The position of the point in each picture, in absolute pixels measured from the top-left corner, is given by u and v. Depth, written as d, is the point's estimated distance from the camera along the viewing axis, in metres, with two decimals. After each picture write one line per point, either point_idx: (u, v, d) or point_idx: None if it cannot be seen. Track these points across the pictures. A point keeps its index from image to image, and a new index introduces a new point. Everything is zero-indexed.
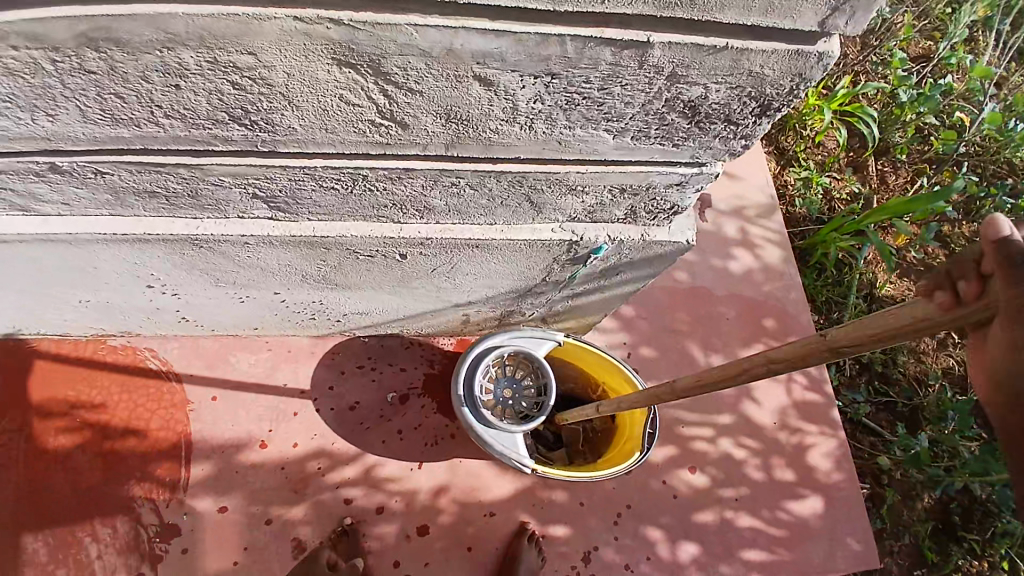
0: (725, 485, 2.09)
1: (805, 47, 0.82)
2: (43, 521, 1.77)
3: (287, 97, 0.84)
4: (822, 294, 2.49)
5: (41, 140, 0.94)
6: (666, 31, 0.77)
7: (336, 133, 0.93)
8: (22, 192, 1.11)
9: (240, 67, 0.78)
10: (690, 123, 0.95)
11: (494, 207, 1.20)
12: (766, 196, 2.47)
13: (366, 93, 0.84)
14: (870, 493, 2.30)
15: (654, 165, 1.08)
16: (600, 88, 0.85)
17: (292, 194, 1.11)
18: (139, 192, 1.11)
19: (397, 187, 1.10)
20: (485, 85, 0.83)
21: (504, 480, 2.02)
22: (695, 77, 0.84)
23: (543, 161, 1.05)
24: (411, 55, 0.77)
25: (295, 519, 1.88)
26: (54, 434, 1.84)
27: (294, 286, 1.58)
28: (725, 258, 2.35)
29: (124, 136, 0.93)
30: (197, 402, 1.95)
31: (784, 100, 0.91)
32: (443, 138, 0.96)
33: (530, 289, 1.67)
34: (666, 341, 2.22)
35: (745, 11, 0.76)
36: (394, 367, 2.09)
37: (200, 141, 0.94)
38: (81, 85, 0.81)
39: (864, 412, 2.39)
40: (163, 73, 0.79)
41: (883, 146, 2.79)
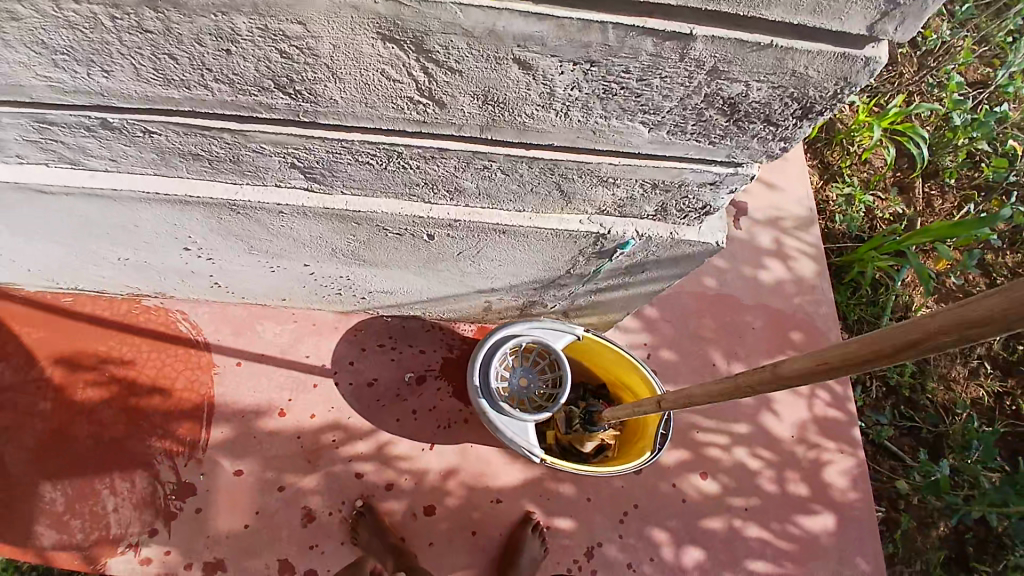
0: (735, 494, 2.07)
1: (852, 51, 0.81)
2: (66, 468, 1.85)
3: (332, 69, 0.86)
4: (854, 313, 2.44)
5: (94, 95, 0.98)
6: (709, 24, 0.77)
7: (377, 109, 0.95)
8: (71, 145, 1.16)
9: (289, 36, 0.80)
10: (728, 120, 0.94)
11: (524, 194, 1.20)
12: (803, 207, 2.42)
13: (409, 71, 0.86)
14: (884, 517, 2.26)
15: (689, 162, 1.07)
16: (639, 79, 0.85)
17: (329, 166, 1.14)
18: (183, 154, 1.15)
19: (431, 167, 1.11)
20: (525, 69, 0.84)
21: (513, 469, 2.03)
22: (736, 73, 0.83)
23: (577, 150, 1.05)
24: (454, 35, 0.78)
25: (308, 487, 1.92)
26: (83, 386, 1.92)
27: (324, 259, 1.61)
28: (755, 266, 2.32)
29: (173, 97, 0.96)
30: (222, 366, 2.00)
31: (826, 104, 0.90)
32: (480, 121, 0.97)
33: (554, 280, 1.68)
34: (688, 345, 2.20)
35: (792, 10, 0.75)
36: (414, 348, 2.12)
37: (245, 108, 0.97)
38: (136, 43, 0.85)
39: (886, 435, 2.34)
40: (214, 37, 0.82)
41: (932, 169, 2.71)
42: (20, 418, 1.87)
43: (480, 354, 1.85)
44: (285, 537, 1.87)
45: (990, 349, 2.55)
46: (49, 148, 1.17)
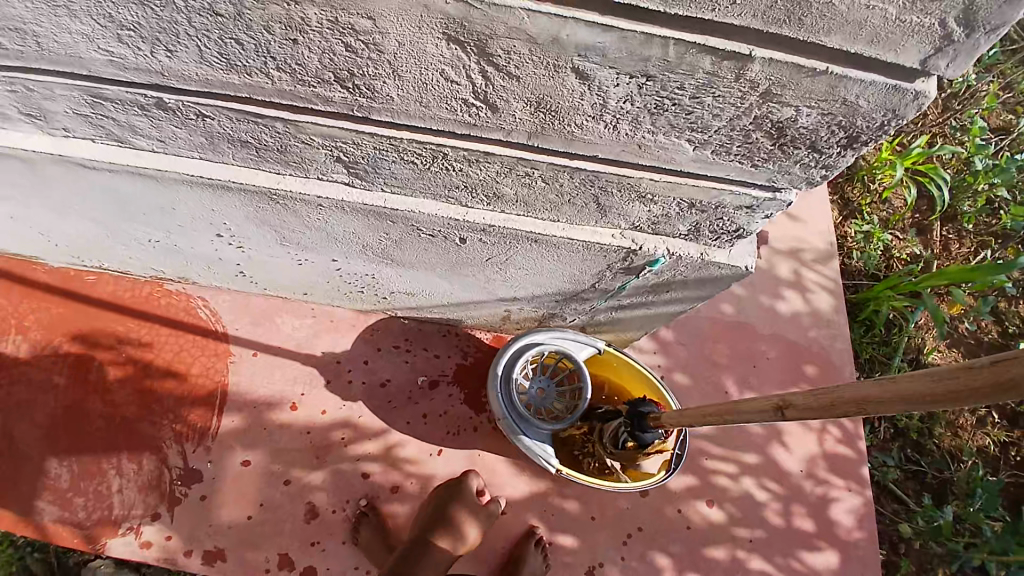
0: (740, 524, 2.05)
1: (903, 84, 0.82)
2: (75, 445, 1.85)
3: (392, 65, 0.88)
4: (866, 350, 2.44)
5: (155, 74, 1.01)
6: (768, 47, 0.79)
7: (429, 108, 0.97)
8: (122, 123, 1.19)
9: (356, 29, 0.83)
10: (773, 144, 0.96)
11: (560, 204, 1.22)
12: (824, 241, 2.42)
13: (467, 72, 0.88)
14: (885, 559, 2.24)
15: (730, 183, 1.08)
16: (692, 96, 0.87)
17: (373, 163, 1.16)
18: (231, 140, 1.17)
19: (473, 169, 1.13)
20: (581, 78, 0.86)
21: (519, 481, 2.02)
22: (788, 97, 0.85)
23: (619, 163, 1.07)
24: (517, 39, 0.80)
25: (314, 484, 1.92)
26: (98, 365, 1.93)
27: (352, 256, 1.63)
28: (774, 297, 2.32)
29: (233, 82, 1.00)
30: (238, 355, 2.01)
31: (872, 134, 0.91)
32: (528, 127, 0.99)
33: (576, 294, 1.69)
34: (701, 371, 2.20)
35: (850, 38, 0.77)
36: (428, 352, 2.12)
37: (302, 98, 1.00)
38: (206, 26, 0.88)
39: (891, 477, 2.32)
40: (284, 25, 0.84)
41: (949, 213, 2.71)
42: (32, 392, 1.89)
43: (502, 361, 1.85)
44: (287, 532, 1.87)
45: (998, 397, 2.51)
46: (100, 124, 1.20)
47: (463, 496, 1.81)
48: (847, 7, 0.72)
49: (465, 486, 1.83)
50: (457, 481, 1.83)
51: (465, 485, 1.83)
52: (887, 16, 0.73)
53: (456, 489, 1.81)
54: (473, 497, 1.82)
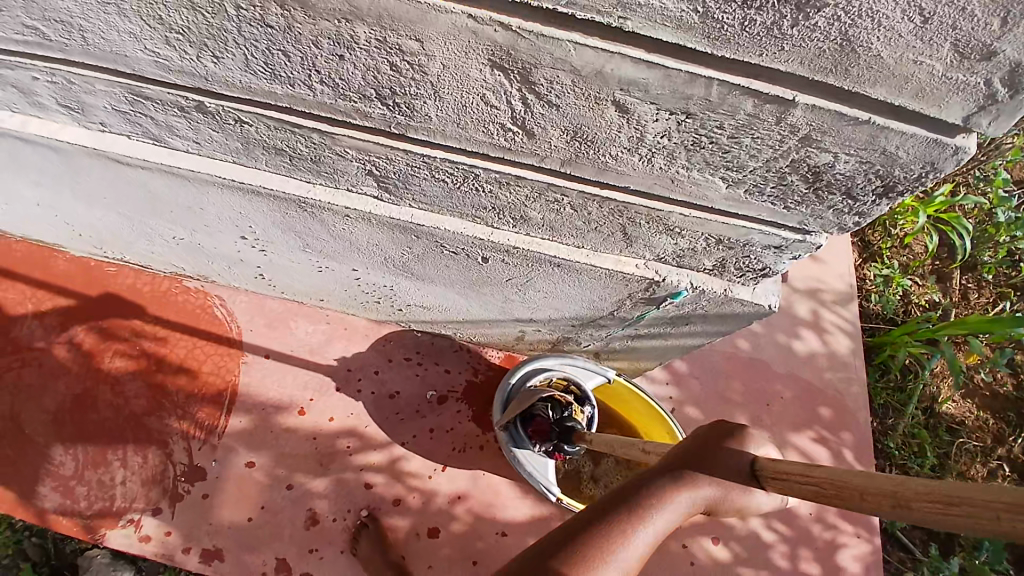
0: (745, 565, 2.01)
1: (943, 138, 0.81)
2: (83, 434, 1.86)
3: (434, 87, 0.90)
4: (880, 396, 2.41)
5: (199, 78, 1.03)
6: (812, 93, 0.79)
7: (466, 130, 0.98)
8: (160, 122, 1.21)
9: (403, 50, 0.84)
10: (808, 188, 0.95)
11: (587, 231, 1.21)
12: (845, 282, 2.40)
13: (507, 97, 0.89)
14: None
15: (760, 223, 1.07)
16: (730, 136, 0.87)
17: (404, 178, 1.17)
18: (267, 147, 1.19)
19: (503, 192, 1.13)
20: (621, 111, 0.87)
21: (522, 504, 2.01)
22: (828, 144, 0.84)
23: (649, 196, 1.06)
24: (561, 70, 0.81)
25: (316, 491, 1.91)
26: (111, 356, 1.94)
27: (373, 267, 1.64)
28: (791, 335, 2.30)
29: (274, 91, 1.01)
30: (251, 357, 2.02)
31: (909, 185, 0.90)
32: (562, 154, 0.99)
33: (594, 320, 1.68)
34: (714, 405, 2.17)
35: (895, 91, 0.76)
36: (439, 367, 2.11)
37: (340, 111, 1.02)
38: (254, 36, 0.89)
39: (899, 525, 2.27)
40: (332, 42, 0.86)
41: (970, 262, 2.68)
42: (44, 378, 1.90)
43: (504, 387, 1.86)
44: (286, 537, 1.86)
45: (1011, 452, 2.46)
46: (139, 122, 1.22)
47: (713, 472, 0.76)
48: (894, 61, 0.72)
49: (717, 466, 0.76)
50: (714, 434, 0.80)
51: (728, 452, 0.77)
52: (933, 72, 0.73)
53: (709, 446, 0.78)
54: (735, 484, 0.76)
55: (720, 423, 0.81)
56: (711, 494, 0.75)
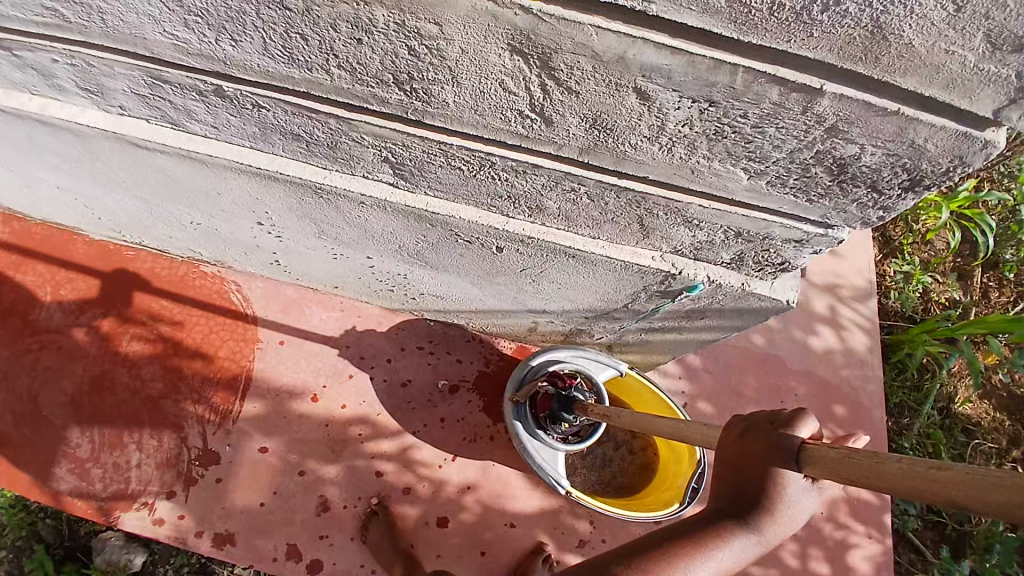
0: (754, 562, 1.99)
1: (972, 131, 0.79)
2: (100, 416, 1.89)
3: (453, 72, 0.89)
4: (896, 395, 2.37)
5: (217, 62, 1.03)
6: (841, 82, 0.77)
7: (484, 116, 0.97)
8: (179, 106, 1.21)
9: (422, 34, 0.83)
10: (832, 180, 0.93)
11: (603, 221, 1.20)
12: (864, 279, 2.36)
13: (526, 84, 0.87)
14: None
15: (782, 216, 1.05)
16: (754, 125, 0.85)
17: (420, 165, 1.16)
18: (283, 132, 1.19)
19: (519, 181, 1.11)
20: (642, 99, 0.85)
21: (532, 495, 2.01)
22: (855, 135, 0.82)
23: (668, 186, 1.05)
24: (582, 56, 0.80)
25: (328, 477, 1.93)
26: (128, 339, 1.96)
27: (387, 255, 1.64)
28: (808, 332, 2.27)
29: (292, 76, 1.01)
30: (266, 342, 2.03)
31: (936, 179, 0.88)
32: (581, 143, 0.98)
33: (608, 312, 1.67)
34: (726, 401, 2.15)
35: (926, 81, 0.74)
36: (451, 356, 2.11)
37: (358, 97, 1.01)
38: (273, 19, 0.88)
39: (912, 526, 2.24)
40: (350, 25, 0.85)
41: (992, 261, 2.63)
42: (62, 360, 1.93)
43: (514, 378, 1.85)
44: (297, 523, 1.88)
45: None
46: (157, 106, 1.23)
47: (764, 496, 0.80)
48: (926, 50, 0.70)
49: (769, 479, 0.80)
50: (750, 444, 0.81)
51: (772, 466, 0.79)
52: (965, 62, 0.70)
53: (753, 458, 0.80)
54: (787, 490, 0.81)
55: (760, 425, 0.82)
56: (770, 514, 0.81)
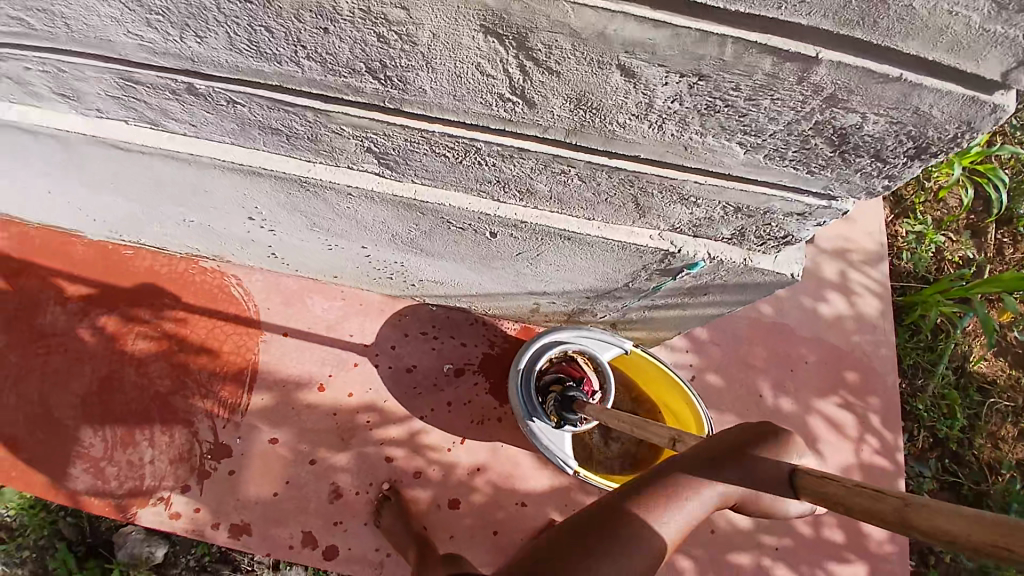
0: (767, 532, 1.99)
1: (981, 95, 0.73)
2: (110, 415, 1.90)
3: (425, 58, 0.84)
4: (910, 357, 2.32)
5: (185, 60, 0.99)
6: (838, 49, 0.71)
7: (463, 102, 0.92)
8: (154, 107, 1.17)
9: (388, 20, 0.78)
10: (833, 151, 0.88)
11: (597, 203, 1.16)
12: (875, 241, 2.30)
13: (504, 66, 0.83)
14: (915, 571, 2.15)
15: (784, 190, 1.00)
16: (747, 98, 0.80)
17: (404, 154, 1.12)
18: (262, 127, 1.15)
19: (507, 165, 1.07)
20: (627, 76, 0.80)
21: (542, 475, 2.01)
22: (855, 103, 0.77)
23: (661, 164, 1.00)
24: (559, 34, 0.75)
25: (339, 464, 1.94)
26: (134, 338, 1.96)
27: (381, 244, 1.61)
28: (818, 298, 2.22)
29: (262, 70, 0.96)
30: (269, 334, 2.02)
31: (943, 146, 0.82)
32: (567, 124, 0.93)
33: (609, 292, 1.63)
34: (735, 372, 2.12)
35: (929, 44, 0.69)
36: (455, 340, 2.10)
37: (331, 88, 0.97)
38: (234, 12, 0.84)
39: (927, 486, 2.22)
40: (314, 14, 0.80)
41: (1006, 215, 2.56)
42: (70, 362, 1.93)
43: (529, 350, 1.83)
44: (311, 511, 1.89)
45: None
46: (133, 107, 1.19)
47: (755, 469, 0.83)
48: (928, 11, 0.64)
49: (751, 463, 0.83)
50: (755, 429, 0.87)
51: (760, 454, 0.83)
52: (970, 23, 0.65)
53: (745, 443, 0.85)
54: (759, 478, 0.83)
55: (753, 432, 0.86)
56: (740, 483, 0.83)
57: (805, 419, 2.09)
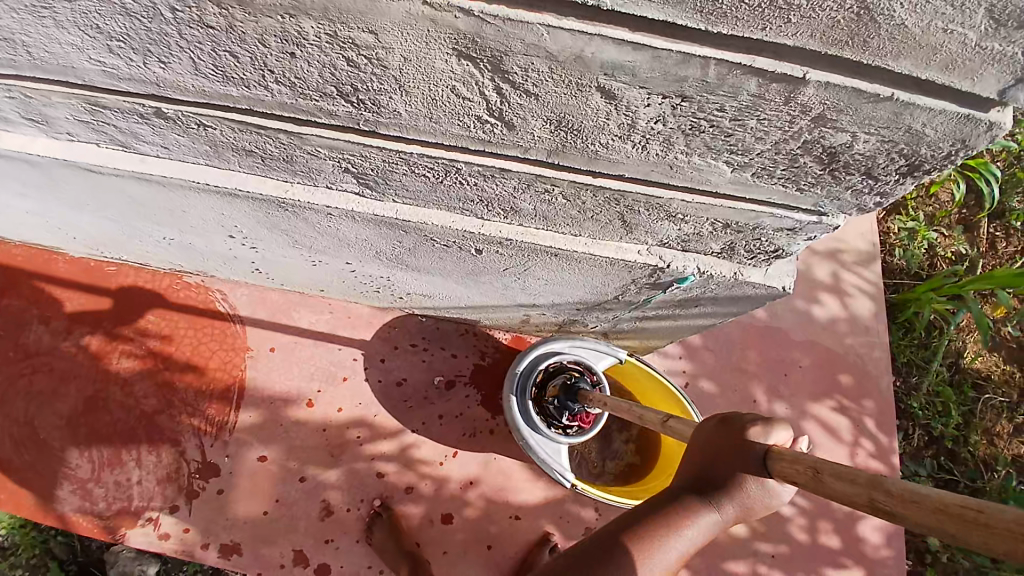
0: (763, 538, 1.96)
1: (975, 114, 0.71)
2: (95, 437, 1.86)
3: (398, 81, 0.81)
4: (905, 353, 2.31)
5: (150, 84, 0.95)
6: (826, 69, 0.68)
7: (440, 124, 0.89)
8: (124, 129, 1.13)
9: (357, 44, 0.75)
10: (823, 169, 0.85)
11: (582, 220, 1.13)
12: (868, 242, 2.28)
13: (480, 89, 0.79)
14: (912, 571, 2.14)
15: (772, 206, 0.98)
16: (733, 118, 0.77)
17: (383, 174, 1.09)
18: (236, 149, 1.11)
19: (489, 185, 1.04)
20: (607, 98, 0.77)
21: (535, 487, 1.98)
22: (845, 123, 0.74)
23: (647, 182, 0.97)
24: (535, 57, 0.72)
25: (329, 481, 1.90)
26: (118, 356, 1.92)
27: (365, 260, 1.57)
28: (812, 301, 2.20)
29: (230, 93, 0.93)
30: (256, 350, 1.98)
31: (937, 164, 0.80)
32: (548, 145, 0.90)
33: (599, 304, 1.60)
34: (729, 377, 2.09)
35: (922, 63, 0.66)
36: (445, 351, 2.06)
37: (303, 111, 0.93)
38: (197, 37, 0.80)
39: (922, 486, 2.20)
40: (280, 39, 0.77)
41: (998, 210, 2.55)
42: (54, 383, 1.89)
43: (530, 355, 1.80)
44: (302, 530, 1.86)
45: None
46: (103, 130, 1.15)
47: (731, 486, 0.83)
48: (921, 30, 0.62)
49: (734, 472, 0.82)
50: (723, 432, 0.84)
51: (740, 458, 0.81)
52: (965, 42, 0.62)
53: (725, 450, 0.83)
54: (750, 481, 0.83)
55: (732, 431, 0.83)
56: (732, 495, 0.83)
57: (800, 424, 2.07)
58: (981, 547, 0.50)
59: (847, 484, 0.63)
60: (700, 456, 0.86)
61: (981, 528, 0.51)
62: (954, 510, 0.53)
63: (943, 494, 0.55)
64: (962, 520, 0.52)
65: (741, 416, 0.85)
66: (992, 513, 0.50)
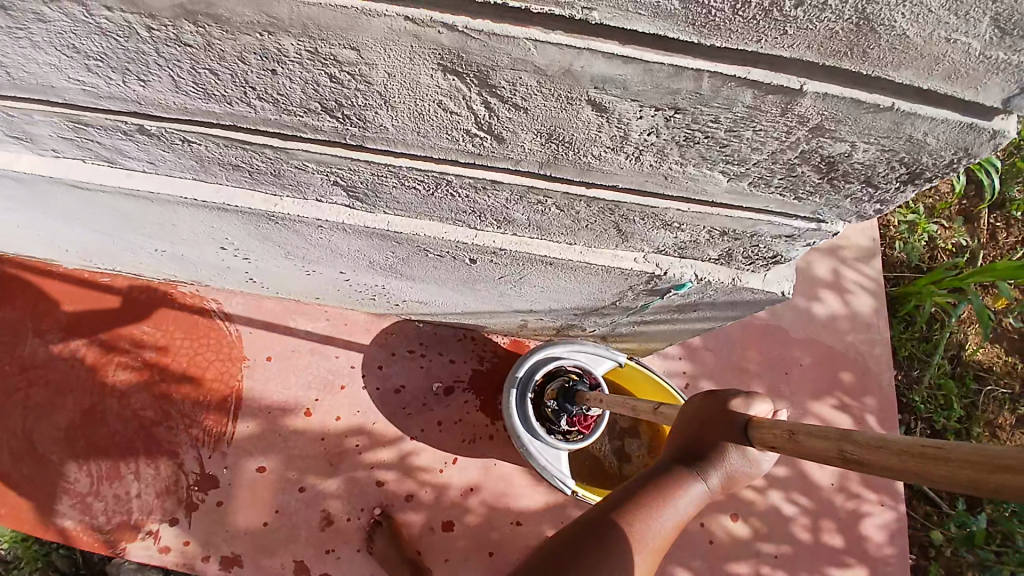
0: (766, 539, 1.95)
1: (979, 122, 0.69)
2: (92, 451, 1.84)
3: (384, 96, 0.78)
4: (906, 347, 2.30)
5: (131, 102, 0.93)
6: (824, 80, 0.66)
7: (429, 138, 0.87)
8: (109, 146, 1.11)
9: (340, 60, 0.73)
10: (822, 178, 0.83)
11: (577, 229, 1.11)
12: (868, 238, 2.26)
13: (468, 103, 0.77)
14: (915, 567, 2.13)
15: (769, 214, 0.95)
16: (728, 130, 0.75)
17: (373, 187, 1.06)
18: (223, 163, 1.09)
19: (481, 196, 1.02)
20: (599, 111, 0.75)
21: (536, 492, 1.97)
22: (843, 133, 0.72)
23: (642, 192, 0.95)
24: (523, 71, 0.70)
25: (328, 490, 1.89)
26: (114, 369, 1.90)
27: (359, 269, 1.55)
28: (812, 299, 2.18)
29: (214, 110, 0.90)
30: (252, 360, 1.96)
31: (938, 171, 0.78)
32: (540, 157, 0.88)
33: (597, 309, 1.58)
34: (730, 377, 2.07)
35: (924, 73, 0.64)
36: (443, 357, 2.04)
37: (288, 126, 0.91)
38: (175, 56, 0.78)
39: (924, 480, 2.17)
40: (260, 56, 0.75)
41: (998, 200, 2.52)
42: (51, 396, 1.87)
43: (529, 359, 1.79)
44: (302, 540, 1.84)
45: None
46: (88, 146, 1.12)
47: (716, 457, 0.91)
48: (922, 40, 0.60)
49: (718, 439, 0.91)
50: (709, 405, 0.93)
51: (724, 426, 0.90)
52: (969, 51, 0.60)
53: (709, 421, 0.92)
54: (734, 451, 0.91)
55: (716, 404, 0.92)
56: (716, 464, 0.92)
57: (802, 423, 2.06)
58: (942, 481, 0.57)
59: (821, 440, 0.70)
60: (688, 431, 0.95)
61: (941, 462, 0.57)
62: (918, 450, 0.60)
63: (906, 438, 0.62)
64: (924, 458, 0.59)
65: (725, 390, 0.94)
66: (950, 448, 0.57)
